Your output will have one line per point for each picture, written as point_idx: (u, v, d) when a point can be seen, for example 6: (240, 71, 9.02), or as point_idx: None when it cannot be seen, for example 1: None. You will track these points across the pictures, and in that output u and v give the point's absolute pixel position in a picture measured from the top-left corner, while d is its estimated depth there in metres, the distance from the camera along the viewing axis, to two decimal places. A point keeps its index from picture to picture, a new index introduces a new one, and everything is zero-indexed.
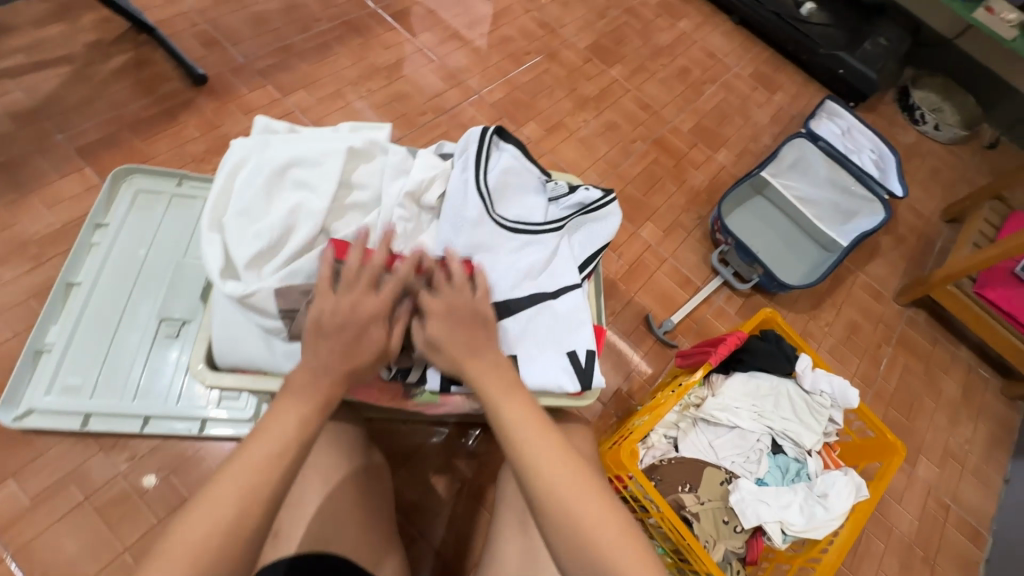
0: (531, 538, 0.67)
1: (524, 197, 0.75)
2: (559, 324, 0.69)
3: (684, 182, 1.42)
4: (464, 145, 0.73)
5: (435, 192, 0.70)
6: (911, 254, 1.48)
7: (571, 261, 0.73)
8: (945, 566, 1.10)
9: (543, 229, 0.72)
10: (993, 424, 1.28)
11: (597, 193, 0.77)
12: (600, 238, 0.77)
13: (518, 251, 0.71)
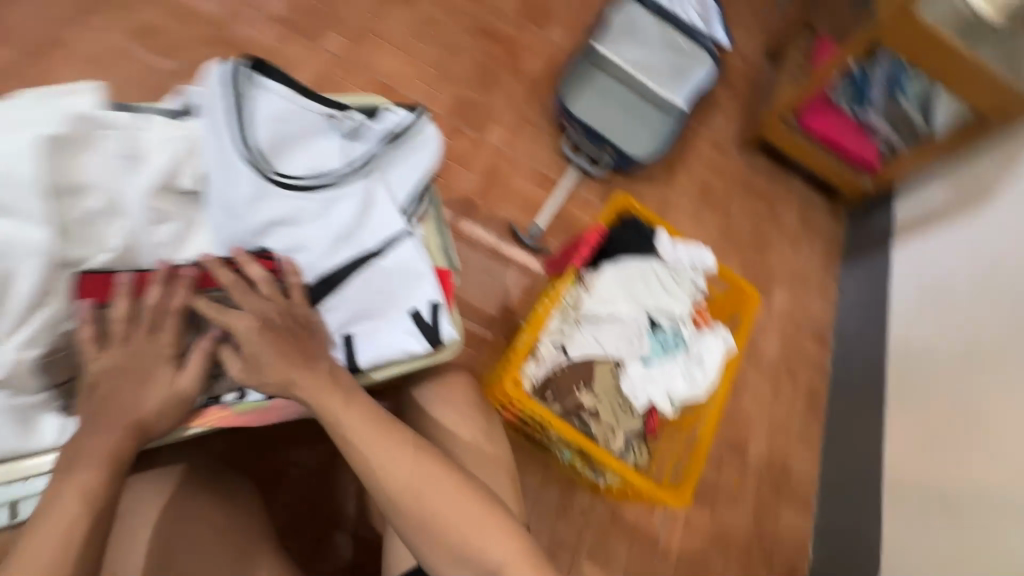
0: None
1: (315, 142, 0.61)
2: (392, 282, 0.61)
3: (520, 71, 1.30)
4: (208, 94, 0.56)
5: (192, 175, 0.56)
6: (744, 100, 1.53)
7: (391, 205, 0.62)
8: (803, 372, 1.28)
9: (345, 178, 0.60)
10: (827, 241, 1.45)
11: (405, 116, 0.63)
12: (421, 168, 0.65)
13: (321, 216, 0.60)
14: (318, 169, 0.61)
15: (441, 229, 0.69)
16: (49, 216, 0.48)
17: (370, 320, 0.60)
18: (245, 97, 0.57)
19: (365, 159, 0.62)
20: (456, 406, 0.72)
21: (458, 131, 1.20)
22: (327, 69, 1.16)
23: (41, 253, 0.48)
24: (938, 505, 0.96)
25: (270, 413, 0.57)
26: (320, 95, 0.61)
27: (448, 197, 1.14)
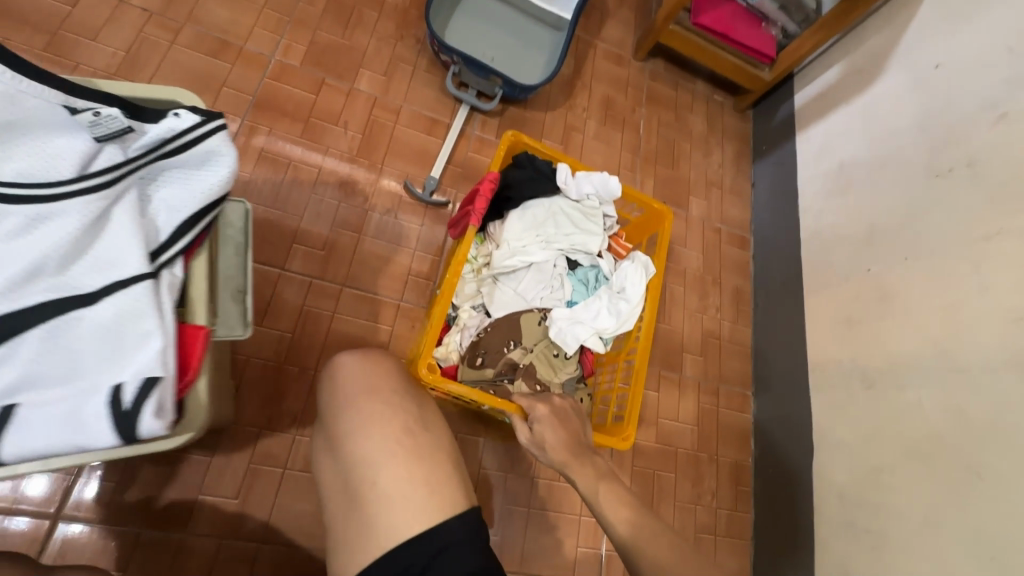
0: (361, 510, 0.59)
1: (38, 143, 0.46)
2: (98, 340, 0.44)
3: (383, 3, 1.14)
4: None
5: None
6: (635, 3, 1.43)
7: (131, 236, 0.47)
8: (728, 278, 1.29)
9: (64, 192, 0.45)
10: (736, 141, 1.43)
11: (185, 122, 0.50)
12: (201, 193, 0.51)
13: (16, 243, 0.44)
14: (30, 172, 0.45)
15: (241, 260, 0.59)
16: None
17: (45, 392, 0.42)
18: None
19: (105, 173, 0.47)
20: (383, 395, 0.64)
21: (322, 83, 1.04)
22: (142, 32, 0.96)
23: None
24: (860, 382, 1.00)
25: None
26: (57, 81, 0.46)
27: (326, 162, 1.00)
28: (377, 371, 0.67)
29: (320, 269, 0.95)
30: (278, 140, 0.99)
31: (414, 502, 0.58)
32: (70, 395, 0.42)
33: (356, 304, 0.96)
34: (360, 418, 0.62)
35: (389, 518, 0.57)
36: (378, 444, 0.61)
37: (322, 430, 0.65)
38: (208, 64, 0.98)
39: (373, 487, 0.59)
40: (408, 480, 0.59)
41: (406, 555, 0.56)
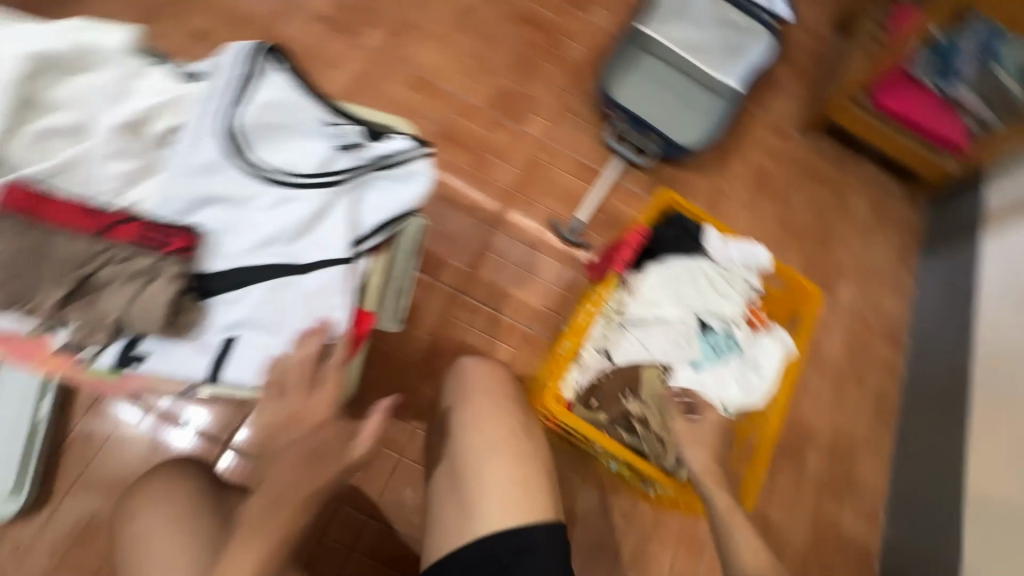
0: (461, 492, 0.63)
1: (297, 140, 0.58)
2: (293, 302, 0.56)
3: (562, 59, 1.25)
4: (220, 66, 0.57)
5: (165, 123, 0.55)
6: (808, 79, 1.40)
7: (343, 227, 0.57)
8: (872, 375, 1.17)
9: (307, 183, 0.57)
10: (902, 231, 1.31)
11: (402, 146, 0.60)
12: (399, 203, 0.60)
13: (265, 215, 0.56)
14: (286, 161, 0.57)
15: (411, 267, 0.65)
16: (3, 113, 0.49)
17: (251, 331, 0.55)
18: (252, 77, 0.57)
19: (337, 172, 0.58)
20: (496, 396, 0.69)
21: (498, 122, 1.17)
22: (367, 66, 1.16)
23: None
24: None
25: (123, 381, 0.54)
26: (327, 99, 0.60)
27: (487, 191, 1.12)
28: (491, 375, 0.72)
29: (465, 283, 1.05)
30: (452, 167, 1.12)
31: (510, 499, 0.62)
32: (267, 338, 0.56)
33: (488, 322, 1.04)
34: (472, 414, 0.67)
35: (486, 507, 0.61)
36: (484, 438, 0.65)
37: (437, 417, 0.71)
38: (410, 97, 1.16)
39: (473, 476, 0.63)
40: (506, 478, 0.63)
41: (494, 547, 0.59)
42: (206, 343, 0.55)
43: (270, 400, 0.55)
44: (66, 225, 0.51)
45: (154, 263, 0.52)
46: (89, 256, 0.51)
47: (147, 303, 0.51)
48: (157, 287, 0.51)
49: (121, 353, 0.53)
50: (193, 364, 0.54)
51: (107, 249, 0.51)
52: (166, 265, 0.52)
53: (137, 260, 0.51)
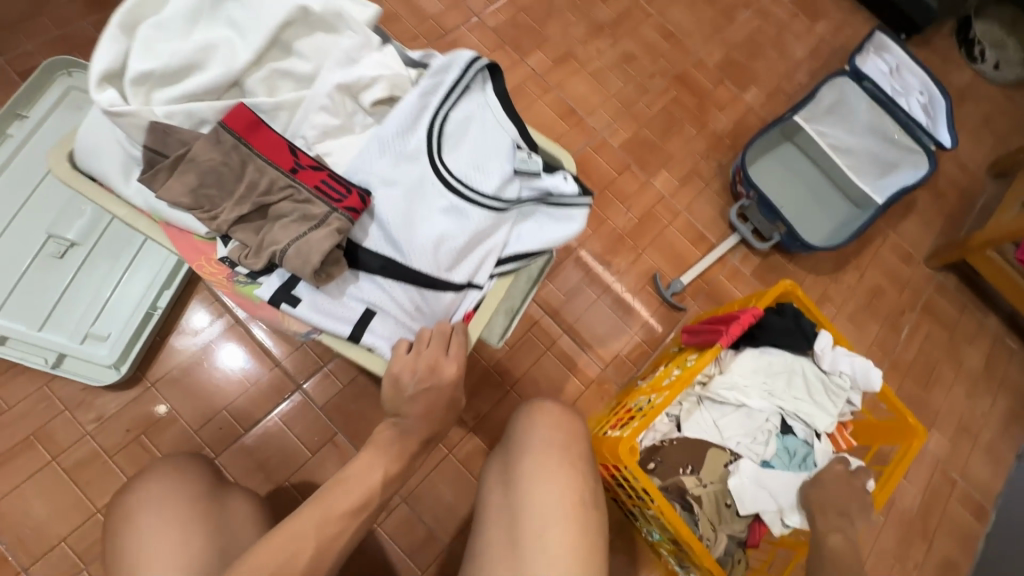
0: (518, 552, 0.62)
1: (484, 157, 0.62)
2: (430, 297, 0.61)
3: (705, 126, 1.27)
4: (443, 66, 0.61)
5: (376, 95, 0.61)
6: (948, 213, 1.34)
7: (495, 253, 0.64)
8: (943, 540, 1.08)
9: (478, 202, 0.62)
10: (1014, 399, 1.21)
11: (571, 188, 0.63)
12: (546, 240, 0.65)
13: (433, 215, 0.61)
14: (468, 173, 0.62)
15: (525, 290, 0.73)
16: (256, 48, 0.57)
17: (390, 307, 0.60)
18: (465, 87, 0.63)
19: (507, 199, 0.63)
20: (572, 453, 0.69)
21: (627, 167, 1.20)
22: (522, 83, 1.22)
23: (229, 66, 0.57)
24: None
25: (260, 307, 0.59)
26: (521, 124, 0.63)
27: (599, 229, 1.14)
28: (563, 427, 0.72)
29: (553, 309, 1.07)
30: None
31: (565, 565, 0.61)
32: (403, 316, 0.61)
33: (564, 353, 1.05)
34: (540, 467, 0.67)
35: (543, 571, 0.60)
36: (552, 498, 0.64)
37: (502, 455, 0.71)
38: (553, 122, 1.20)
39: (535, 532, 0.62)
40: (568, 545, 0.62)
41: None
42: (346, 309, 0.59)
43: (404, 355, 0.58)
44: (272, 158, 0.58)
45: (326, 213, 0.56)
46: (279, 188, 0.57)
47: (307, 244, 0.54)
48: (322, 235, 0.55)
49: (276, 287, 0.58)
50: (336, 323, 0.58)
51: (295, 189, 0.57)
52: (333, 218, 0.56)
53: (315, 205, 0.57)
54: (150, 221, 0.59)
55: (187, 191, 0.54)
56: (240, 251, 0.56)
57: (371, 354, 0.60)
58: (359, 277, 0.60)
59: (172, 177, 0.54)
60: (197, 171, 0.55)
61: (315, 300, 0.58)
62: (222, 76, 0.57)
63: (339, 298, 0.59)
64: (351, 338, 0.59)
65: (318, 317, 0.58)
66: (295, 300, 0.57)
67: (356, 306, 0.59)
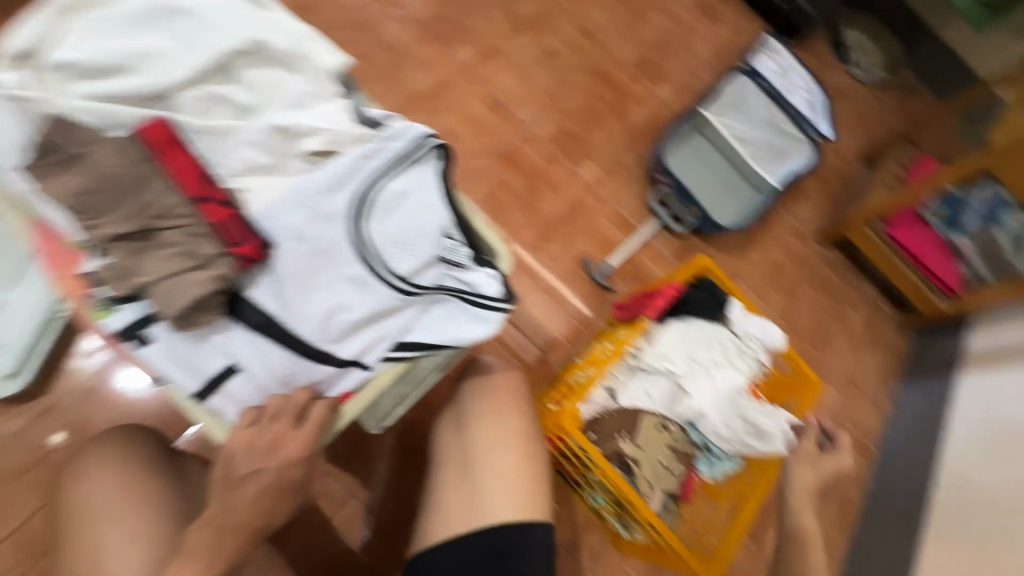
0: (473, 480, 0.69)
1: (408, 232, 0.59)
2: (305, 366, 0.55)
3: (625, 119, 1.35)
4: (391, 136, 0.59)
5: (314, 144, 0.58)
6: (832, 197, 1.53)
7: (394, 333, 0.59)
8: (840, 480, 1.24)
9: (389, 280, 0.58)
10: (889, 355, 1.41)
11: (490, 291, 0.61)
12: (449, 335, 0.61)
13: (337, 282, 0.57)
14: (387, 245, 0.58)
15: (423, 377, 0.67)
16: (196, 66, 0.54)
17: (258, 371, 0.54)
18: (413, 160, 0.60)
19: (419, 283, 0.59)
20: (521, 400, 0.75)
21: (555, 158, 1.25)
22: (450, 76, 1.23)
23: (163, 77, 0.53)
24: None
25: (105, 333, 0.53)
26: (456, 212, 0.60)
27: (532, 217, 1.18)
28: (514, 377, 0.78)
29: None
30: (504, 187, 1.19)
31: (518, 497, 0.68)
32: (267, 381, 0.54)
33: (503, 337, 1.08)
34: (491, 409, 0.73)
35: (497, 502, 0.67)
36: (504, 432, 0.71)
37: (451, 407, 0.75)
38: (483, 115, 1.23)
39: (486, 469, 0.69)
40: (516, 475, 0.69)
41: (500, 535, 0.66)
42: (205, 363, 0.53)
43: (242, 429, 0.52)
44: (180, 178, 0.53)
45: (215, 258, 0.52)
46: (174, 214, 0.53)
47: (180, 288, 0.50)
48: (200, 282, 0.51)
49: (129, 321, 0.52)
50: (186, 377, 0.52)
51: (190, 221, 0.53)
52: (218, 264, 0.52)
53: (205, 244, 0.52)
54: (21, 211, 0.54)
55: (70, 192, 0.51)
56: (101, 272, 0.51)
57: (211, 418, 0.53)
58: (231, 329, 0.54)
59: (63, 173, 0.51)
60: (93, 175, 0.51)
61: (174, 348, 0.52)
62: (151, 87, 0.53)
63: (202, 346, 0.53)
64: (198, 396, 0.53)
65: (169, 366, 0.52)
66: (150, 340, 0.52)
67: (218, 362, 0.53)
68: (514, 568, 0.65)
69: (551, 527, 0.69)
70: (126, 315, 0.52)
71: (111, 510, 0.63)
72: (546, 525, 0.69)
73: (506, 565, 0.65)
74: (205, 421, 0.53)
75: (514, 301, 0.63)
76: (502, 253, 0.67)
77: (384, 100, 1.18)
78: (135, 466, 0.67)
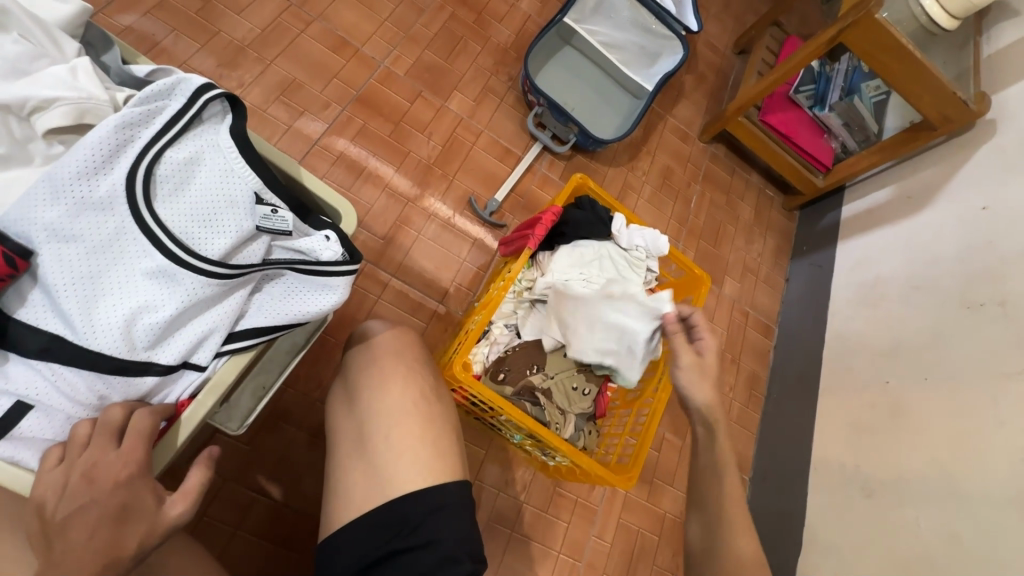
0: (369, 460, 0.67)
1: (213, 206, 0.50)
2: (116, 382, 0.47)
3: (488, 41, 1.25)
4: (159, 95, 0.49)
5: (54, 119, 0.46)
6: (710, 92, 1.53)
7: (224, 324, 0.50)
8: (747, 360, 1.33)
9: (198, 265, 0.48)
10: (778, 237, 1.48)
11: (330, 253, 0.53)
12: (294, 312, 0.53)
13: (132, 280, 0.47)
14: (188, 225, 0.49)
15: (287, 361, 0.62)
16: None
17: (56, 402, 0.45)
18: (196, 120, 0.50)
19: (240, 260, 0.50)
20: (408, 362, 0.73)
21: (419, 95, 1.15)
22: (278, 16, 1.08)
23: None
24: (859, 485, 1.01)
25: None
26: (266, 172, 0.52)
27: (404, 163, 1.10)
28: (399, 342, 0.75)
29: (374, 256, 1.03)
30: (367, 135, 1.08)
31: (420, 463, 0.67)
32: (73, 410, 0.46)
33: (398, 296, 1.02)
34: (377, 379, 0.70)
35: (394, 474, 0.66)
36: (397, 404, 0.69)
37: (343, 382, 0.73)
38: (327, 56, 1.09)
39: (378, 442, 0.67)
40: (408, 442, 0.68)
41: (405, 510, 0.64)
42: None
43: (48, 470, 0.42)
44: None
45: None
46: None
47: None
48: None
49: None
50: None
51: None
52: None
53: None
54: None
55: None
56: None
57: (13, 473, 0.43)
58: (8, 362, 0.45)
59: None
60: None
61: None
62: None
63: None
64: None
65: None
66: None
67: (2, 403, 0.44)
68: (426, 539, 0.63)
69: (464, 488, 0.69)
70: None
71: None
72: (458, 487, 0.68)
73: (418, 537, 0.63)
74: (6, 479, 0.42)
75: (362, 259, 0.55)
76: (345, 208, 0.58)
77: (203, 55, 1.01)
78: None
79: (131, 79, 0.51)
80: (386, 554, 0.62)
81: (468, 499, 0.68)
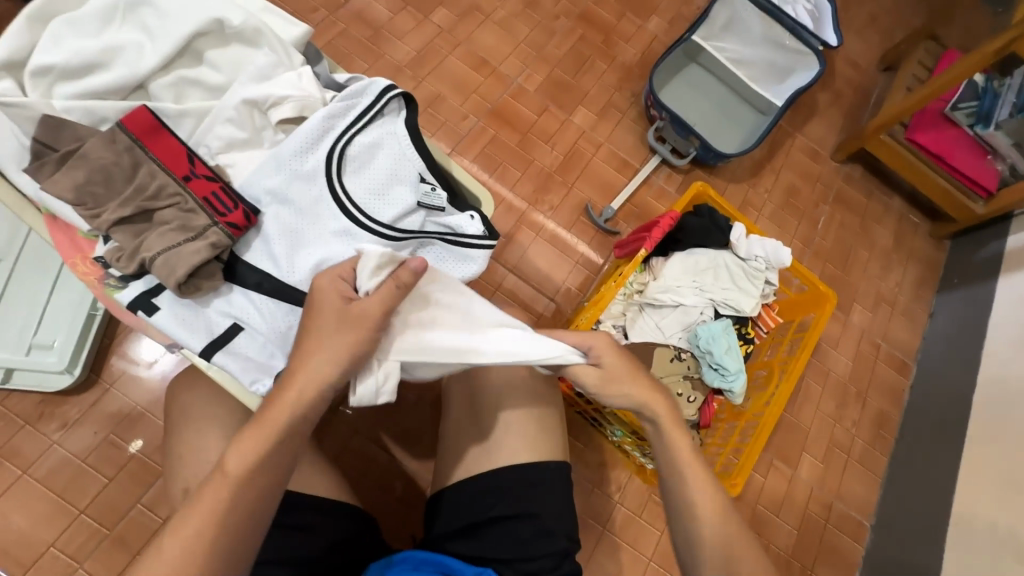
0: (482, 426, 0.73)
1: (387, 181, 0.61)
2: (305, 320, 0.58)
3: (614, 59, 1.31)
4: (357, 92, 0.61)
5: (285, 112, 0.60)
6: (848, 109, 1.45)
7: None
8: (876, 397, 1.21)
9: (374, 229, 0.59)
10: (922, 267, 1.34)
11: (474, 228, 0.62)
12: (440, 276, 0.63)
13: (324, 237, 0.59)
14: (367, 196, 0.60)
15: None
16: (163, 54, 0.57)
17: (260, 326, 0.57)
18: (379, 114, 0.62)
19: (403, 228, 0.60)
20: None
21: (546, 109, 1.24)
22: (431, 41, 1.24)
23: (135, 69, 0.57)
24: (1012, 549, 0.87)
25: (117, 309, 0.57)
26: (428, 156, 0.62)
27: (527, 170, 1.19)
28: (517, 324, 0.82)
29: (494, 252, 1.12)
30: (497, 144, 1.19)
31: (526, 437, 0.71)
32: (271, 337, 0.58)
33: (512, 291, 1.10)
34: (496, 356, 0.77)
35: (502, 445, 0.71)
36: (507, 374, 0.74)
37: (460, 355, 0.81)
38: (468, 74, 1.23)
39: (492, 411, 0.73)
40: (523, 415, 0.73)
41: (505, 480, 0.69)
42: (211, 325, 0.56)
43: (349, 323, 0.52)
44: (167, 162, 0.57)
45: (207, 224, 0.55)
46: (166, 193, 0.56)
47: (180, 254, 0.53)
48: (198, 245, 0.54)
49: (138, 293, 0.55)
50: (193, 336, 0.55)
51: (182, 198, 0.56)
52: (213, 230, 0.55)
53: (197, 216, 0.56)
54: (37, 212, 0.57)
55: (70, 186, 0.53)
56: (109, 250, 0.54)
57: (231, 378, 0.56)
58: (232, 292, 0.58)
59: (60, 171, 0.54)
60: (87, 167, 0.54)
61: (181, 316, 0.55)
62: (125, 78, 0.57)
63: (208, 310, 0.57)
64: (207, 355, 0.54)
65: (180, 332, 0.54)
66: (158, 312, 0.55)
67: (225, 327, 0.56)
68: (527, 511, 0.67)
69: (561, 471, 0.71)
70: (136, 292, 0.55)
71: (186, 454, 0.63)
72: (555, 471, 0.71)
73: (518, 508, 0.67)
74: (227, 382, 0.56)
75: (499, 235, 0.64)
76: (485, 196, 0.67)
77: (371, 73, 1.19)
78: (214, 418, 0.64)
79: (336, 84, 0.64)
80: (485, 520, 0.67)
81: (566, 484, 0.71)
